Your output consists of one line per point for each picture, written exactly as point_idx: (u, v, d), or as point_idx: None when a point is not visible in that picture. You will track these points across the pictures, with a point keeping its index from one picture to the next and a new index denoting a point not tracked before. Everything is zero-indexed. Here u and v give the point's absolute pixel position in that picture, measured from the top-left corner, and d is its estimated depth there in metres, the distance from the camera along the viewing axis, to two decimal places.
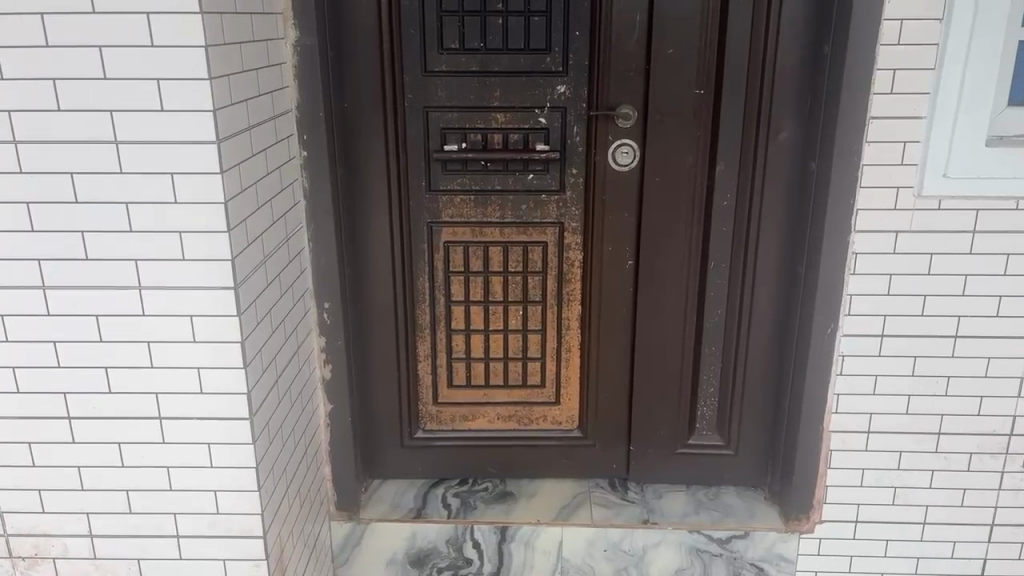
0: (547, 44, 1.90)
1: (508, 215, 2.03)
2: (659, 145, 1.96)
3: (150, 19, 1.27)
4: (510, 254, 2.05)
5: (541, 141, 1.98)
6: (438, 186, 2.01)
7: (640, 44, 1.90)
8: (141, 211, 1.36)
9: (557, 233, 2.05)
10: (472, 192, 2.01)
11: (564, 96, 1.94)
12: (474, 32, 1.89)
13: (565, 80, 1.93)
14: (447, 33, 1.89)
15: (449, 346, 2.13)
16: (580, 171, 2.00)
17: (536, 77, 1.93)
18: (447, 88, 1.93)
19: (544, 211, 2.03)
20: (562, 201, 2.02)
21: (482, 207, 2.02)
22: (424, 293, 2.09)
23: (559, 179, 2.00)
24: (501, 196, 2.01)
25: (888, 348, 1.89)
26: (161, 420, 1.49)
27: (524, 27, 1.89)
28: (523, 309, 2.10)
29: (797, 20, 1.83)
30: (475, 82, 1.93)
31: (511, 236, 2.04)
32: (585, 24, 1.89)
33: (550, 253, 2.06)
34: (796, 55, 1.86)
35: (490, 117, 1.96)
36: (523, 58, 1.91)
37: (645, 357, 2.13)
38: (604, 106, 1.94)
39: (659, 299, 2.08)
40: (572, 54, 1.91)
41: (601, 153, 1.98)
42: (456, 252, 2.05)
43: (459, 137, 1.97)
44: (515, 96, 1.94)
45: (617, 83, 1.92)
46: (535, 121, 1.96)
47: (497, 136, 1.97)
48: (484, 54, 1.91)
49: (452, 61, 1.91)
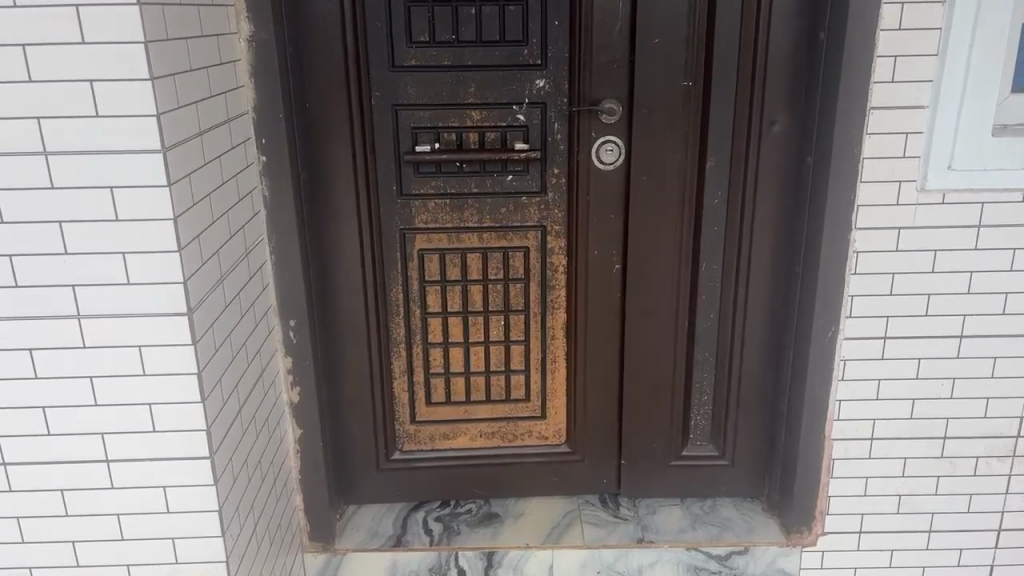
0: (525, 36, 1.77)
1: (486, 220, 1.89)
2: (647, 142, 1.84)
3: (81, 13, 1.11)
4: (490, 261, 1.92)
5: (520, 139, 1.84)
6: (410, 190, 1.86)
7: (624, 34, 1.77)
8: (78, 231, 1.21)
9: (539, 237, 1.92)
10: (447, 196, 1.87)
11: (543, 91, 1.81)
12: (445, 24, 1.75)
13: (544, 74, 1.80)
14: (416, 25, 1.75)
15: (426, 362, 1.99)
16: (562, 171, 1.87)
17: (513, 71, 1.79)
18: (417, 84, 1.79)
19: (525, 213, 1.90)
20: (544, 202, 1.89)
21: (458, 211, 1.88)
22: (398, 305, 1.95)
23: (540, 180, 1.88)
24: (478, 199, 1.88)
25: (891, 351, 1.80)
26: (109, 464, 1.33)
27: (500, 18, 1.75)
28: (504, 319, 1.97)
29: (790, 6, 1.72)
30: (448, 78, 1.79)
31: (490, 242, 1.91)
32: (566, 14, 1.76)
33: (533, 259, 1.93)
34: (788, 43, 1.75)
35: (464, 115, 1.82)
36: (499, 51, 1.78)
37: (635, 367, 2.01)
38: (587, 102, 1.81)
39: (650, 306, 1.97)
40: (551, 46, 1.78)
41: (584, 151, 1.85)
42: (431, 261, 1.91)
43: (431, 136, 1.83)
44: (490, 92, 1.80)
45: (600, 76, 1.80)
46: (513, 119, 1.83)
47: (472, 135, 1.84)
48: (456, 47, 1.77)
49: (422, 55, 1.77)
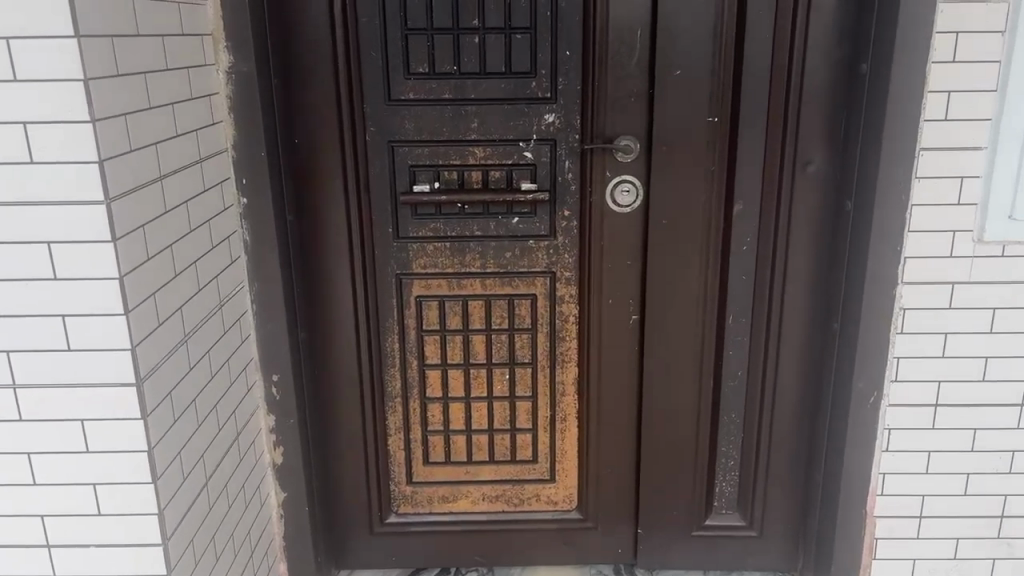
0: (533, 67, 1.61)
1: (490, 265, 1.73)
2: (666, 183, 1.67)
3: (12, 47, 0.98)
4: (494, 310, 1.76)
5: (528, 179, 1.68)
6: (407, 233, 1.71)
7: (643, 65, 1.61)
8: (11, 291, 1.06)
9: (548, 285, 1.75)
10: (447, 239, 1.71)
11: (553, 127, 1.65)
12: (446, 53, 1.60)
13: (554, 108, 1.64)
14: (415, 55, 1.60)
15: (424, 419, 1.82)
16: (572, 213, 1.71)
17: (520, 104, 1.64)
18: (415, 118, 1.64)
19: (532, 259, 1.73)
20: (553, 246, 1.73)
21: (460, 256, 1.73)
22: (393, 357, 1.78)
23: (549, 223, 1.71)
24: (481, 243, 1.72)
25: (943, 420, 1.62)
26: (50, 549, 1.18)
27: (506, 47, 1.60)
28: (509, 374, 1.80)
29: (828, 35, 1.56)
30: (449, 112, 1.64)
31: (495, 290, 1.75)
32: (578, 42, 1.60)
33: (541, 309, 1.77)
34: (825, 75, 1.58)
35: (466, 152, 1.66)
36: (505, 83, 1.62)
37: (654, 427, 1.83)
38: (600, 138, 1.65)
39: (669, 361, 1.79)
40: (562, 78, 1.62)
41: (597, 192, 1.69)
42: (430, 308, 1.75)
43: (430, 175, 1.68)
44: (495, 127, 1.65)
45: (616, 111, 1.64)
46: (520, 156, 1.67)
47: (475, 174, 1.68)
48: (458, 79, 1.62)
49: (421, 87, 1.62)
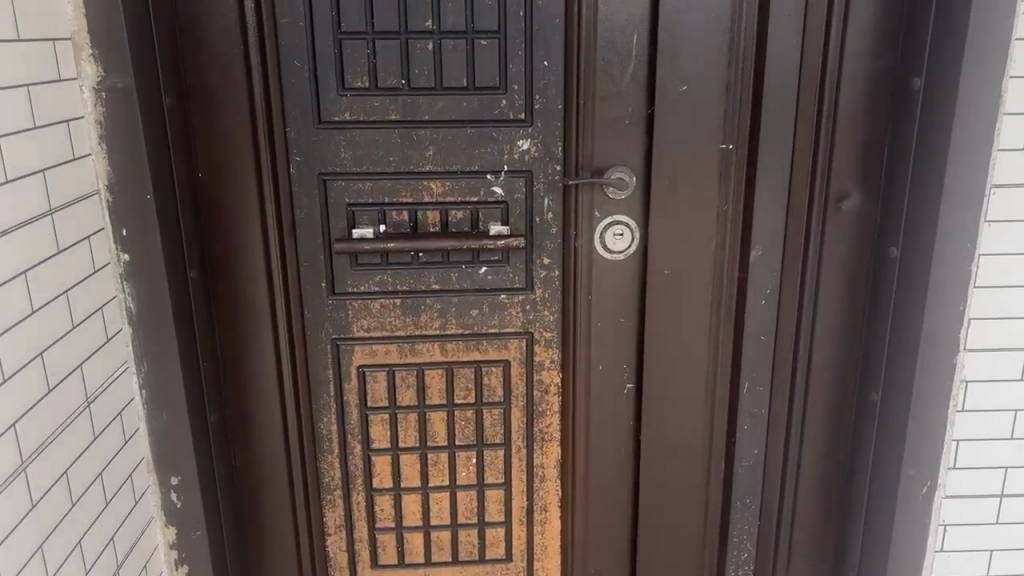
0: (502, 80, 1.28)
1: (450, 326, 1.39)
2: (669, 224, 1.35)
3: None
4: (457, 381, 1.41)
5: (498, 220, 1.35)
6: (345, 290, 1.36)
7: (639, 79, 1.29)
8: None
9: (524, 348, 1.41)
10: (396, 294, 1.36)
11: (528, 156, 1.32)
12: (392, 63, 1.26)
13: (529, 133, 1.31)
14: (352, 65, 1.26)
15: (372, 514, 1.48)
16: (553, 259, 1.37)
17: (487, 127, 1.30)
18: (354, 145, 1.29)
19: (503, 317, 1.40)
20: (531, 301, 1.39)
21: (411, 315, 1.38)
22: (331, 442, 1.44)
23: (525, 274, 1.38)
24: (439, 300, 1.38)
25: (1009, 513, 1.32)
26: None
27: (469, 56, 1.26)
28: (476, 458, 1.46)
29: (870, 43, 1.26)
30: (397, 137, 1.30)
31: (457, 356, 1.40)
32: (560, 51, 1.27)
33: (514, 378, 1.43)
34: (863, 91, 1.28)
35: (420, 187, 1.32)
36: (468, 102, 1.29)
37: (652, 516, 1.51)
38: (586, 170, 1.32)
39: (671, 440, 1.47)
40: (538, 94, 1.29)
41: (584, 237, 1.35)
42: (376, 381, 1.40)
43: (375, 217, 1.33)
44: (456, 156, 1.31)
45: (607, 136, 1.31)
46: (488, 192, 1.33)
47: (433, 215, 1.34)
48: (407, 95, 1.28)
49: (360, 105, 1.28)
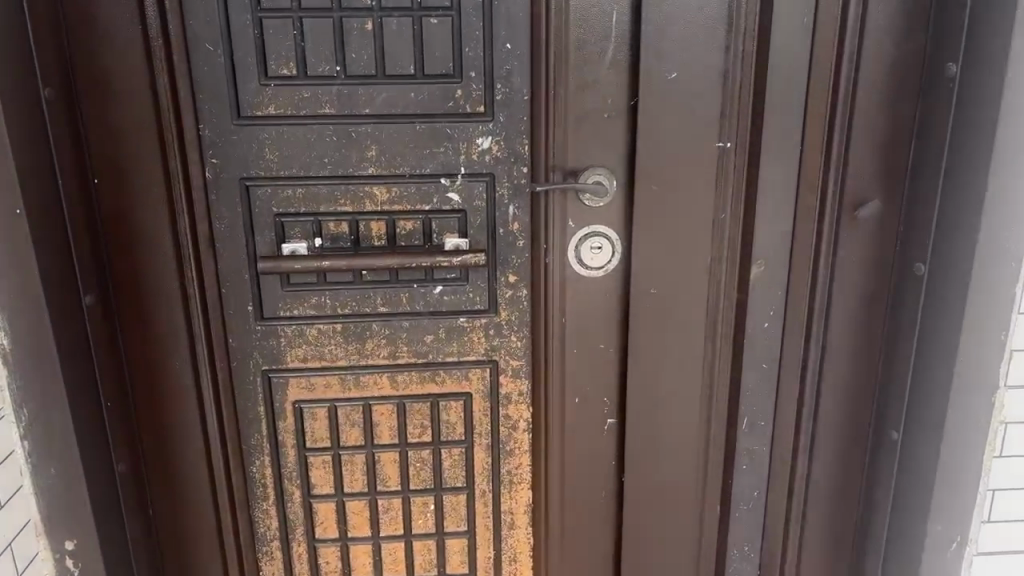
0: (457, 67, 1.07)
1: (401, 355, 1.19)
2: (656, 236, 1.14)
3: None
4: (410, 417, 1.22)
5: (454, 231, 1.15)
6: (275, 314, 1.16)
7: (620, 65, 1.08)
8: None
9: (487, 380, 1.22)
10: (336, 319, 1.17)
11: (489, 156, 1.11)
12: (323, 47, 1.05)
13: (490, 129, 1.10)
14: (275, 49, 1.05)
15: (316, 567, 1.29)
16: (521, 276, 1.17)
17: (439, 122, 1.10)
18: (281, 144, 1.09)
19: (463, 343, 1.19)
20: (494, 326, 1.19)
21: (354, 343, 1.18)
22: (265, 487, 1.24)
23: (488, 294, 1.17)
24: (387, 325, 1.18)
25: None
26: None
27: (416, 38, 1.06)
28: (433, 505, 1.27)
29: (896, 22, 1.05)
30: (332, 135, 1.09)
31: (410, 389, 1.21)
32: (524, 32, 1.07)
33: (475, 415, 1.23)
34: (885, 80, 1.07)
35: (360, 193, 1.12)
36: (415, 92, 1.08)
37: (638, 567, 1.32)
38: (558, 173, 1.12)
39: (658, 483, 1.28)
40: (500, 83, 1.08)
41: (556, 250, 1.15)
42: (316, 418, 1.21)
43: (308, 229, 1.13)
44: (403, 157, 1.11)
45: (582, 133, 1.11)
46: (442, 198, 1.13)
47: (377, 226, 1.13)
48: (343, 85, 1.07)
49: (286, 97, 1.07)
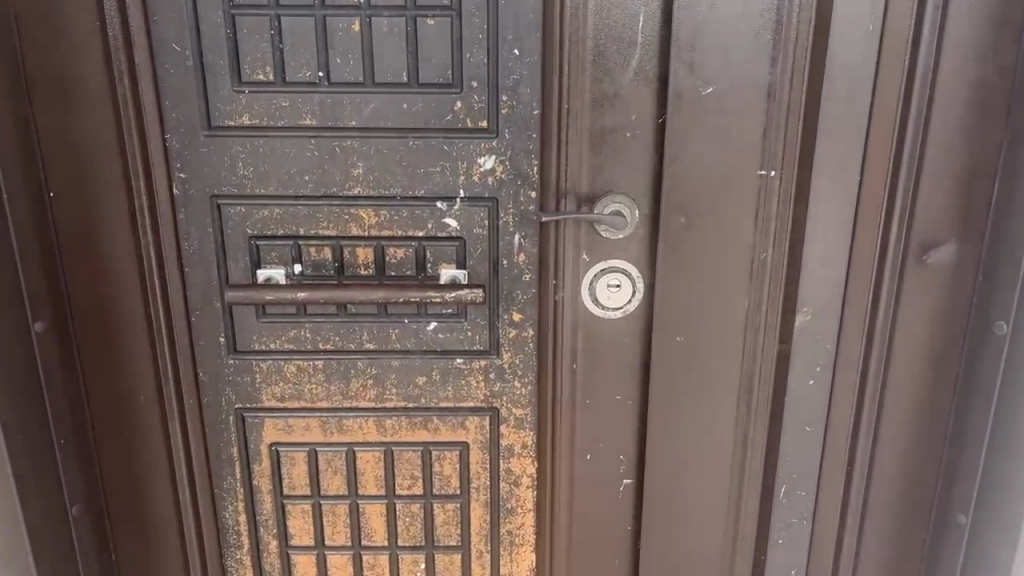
0: (456, 75, 0.93)
1: (389, 398, 1.06)
2: (683, 275, 0.98)
3: None
4: (399, 466, 1.08)
5: (452, 262, 1.00)
6: (249, 347, 1.04)
7: (647, 76, 0.93)
8: None
9: (487, 430, 1.07)
10: (318, 355, 1.04)
11: (492, 178, 0.97)
12: (303, 49, 0.92)
13: (493, 147, 0.95)
14: (250, 51, 0.92)
15: None
16: (526, 315, 1.02)
17: (434, 138, 0.95)
18: (256, 158, 0.96)
19: (460, 388, 1.05)
20: (495, 370, 1.04)
21: (337, 382, 1.05)
22: (239, 535, 1.12)
23: (489, 334, 1.03)
24: (375, 364, 1.04)
25: None
26: None
27: (409, 41, 0.91)
28: (425, 564, 1.13)
29: (983, 32, 0.87)
30: (313, 149, 0.96)
31: (399, 437, 1.07)
32: (535, 35, 0.91)
33: (472, 467, 1.09)
34: (966, 101, 0.89)
35: (346, 216, 0.98)
36: (408, 103, 0.94)
37: None
38: (571, 199, 0.97)
39: (680, 554, 1.12)
40: (505, 95, 0.93)
41: (568, 287, 1.01)
42: (295, 462, 1.09)
43: (286, 254, 1.00)
44: (393, 177, 0.97)
45: (600, 155, 0.96)
46: (438, 224, 0.99)
47: (364, 253, 1.00)
48: (325, 93, 0.94)
49: (262, 106, 0.94)
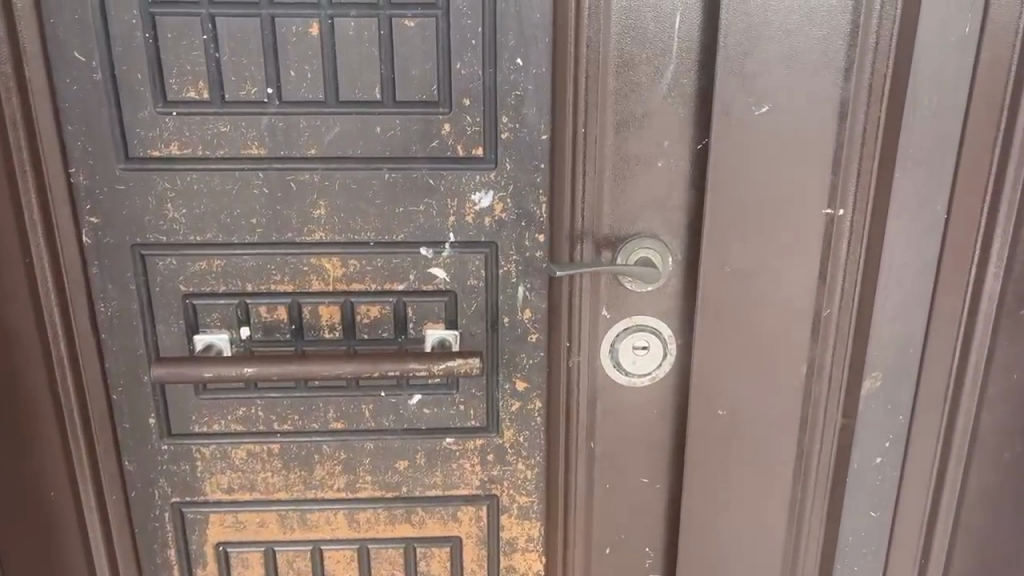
0: (442, 91, 0.74)
1: (362, 487, 0.86)
2: (728, 335, 0.79)
3: None
4: (377, 566, 0.90)
5: (439, 322, 0.81)
6: (188, 430, 0.83)
7: (683, 91, 0.74)
8: None
9: (484, 521, 0.89)
10: (274, 438, 0.84)
11: (490, 219, 0.78)
12: (245, 59, 0.71)
13: (491, 181, 0.77)
14: (176, 62, 0.72)
15: None
16: (533, 384, 0.84)
17: (416, 170, 0.76)
18: (189, 197, 0.76)
19: (450, 472, 0.86)
20: (494, 449, 0.86)
21: (298, 469, 0.85)
22: None
23: (487, 409, 0.84)
24: (345, 447, 0.85)
25: None
26: None
27: (381, 49, 0.72)
28: None
29: None
30: (262, 186, 0.76)
31: (376, 531, 0.88)
32: (544, 41, 0.73)
33: (466, 566, 0.90)
34: None
35: (305, 270, 0.78)
36: (382, 126, 0.74)
37: None
38: (588, 244, 0.77)
39: None
40: (505, 115, 0.75)
41: (583, 349, 0.80)
42: (249, 565, 0.89)
43: (232, 317, 0.80)
44: (363, 218, 0.77)
45: (623, 190, 0.76)
46: (423, 278, 0.79)
47: (329, 313, 0.80)
48: (275, 114, 0.73)
49: (195, 132, 0.74)
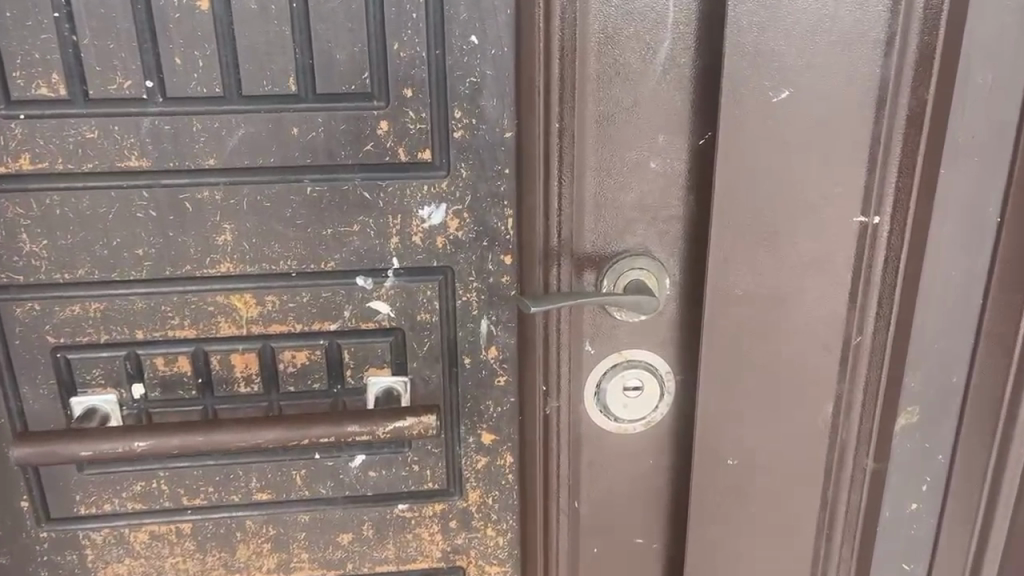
0: (376, 80, 0.58)
1: (298, 567, 0.71)
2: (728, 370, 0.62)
3: None
4: None
5: (383, 368, 0.65)
6: (70, 513, 0.66)
7: (680, 73, 0.57)
8: None
9: None
10: (182, 516, 0.67)
11: (442, 239, 0.62)
12: (111, 46, 0.54)
13: (444, 190, 0.61)
14: (19, 51, 0.54)
15: None
16: (502, 436, 0.69)
17: (346, 180, 0.60)
18: (50, 224, 0.58)
19: (406, 542, 0.71)
20: (457, 514, 0.71)
21: (216, 551, 0.69)
22: None
23: (447, 467, 0.69)
24: (273, 522, 0.69)
25: None
26: None
27: (290, 29, 0.55)
28: None
29: None
30: (146, 207, 0.59)
31: None
32: (505, 13, 0.57)
33: None
34: None
35: (209, 311, 0.62)
36: (299, 126, 0.58)
37: None
38: (565, 264, 0.61)
39: None
40: (459, 109, 0.59)
41: (561, 398, 0.65)
42: None
43: (117, 373, 0.63)
44: (280, 244, 0.61)
45: (608, 202, 0.60)
46: (360, 316, 0.63)
47: (242, 362, 0.63)
48: (160, 115, 0.57)
49: (51, 140, 0.56)
